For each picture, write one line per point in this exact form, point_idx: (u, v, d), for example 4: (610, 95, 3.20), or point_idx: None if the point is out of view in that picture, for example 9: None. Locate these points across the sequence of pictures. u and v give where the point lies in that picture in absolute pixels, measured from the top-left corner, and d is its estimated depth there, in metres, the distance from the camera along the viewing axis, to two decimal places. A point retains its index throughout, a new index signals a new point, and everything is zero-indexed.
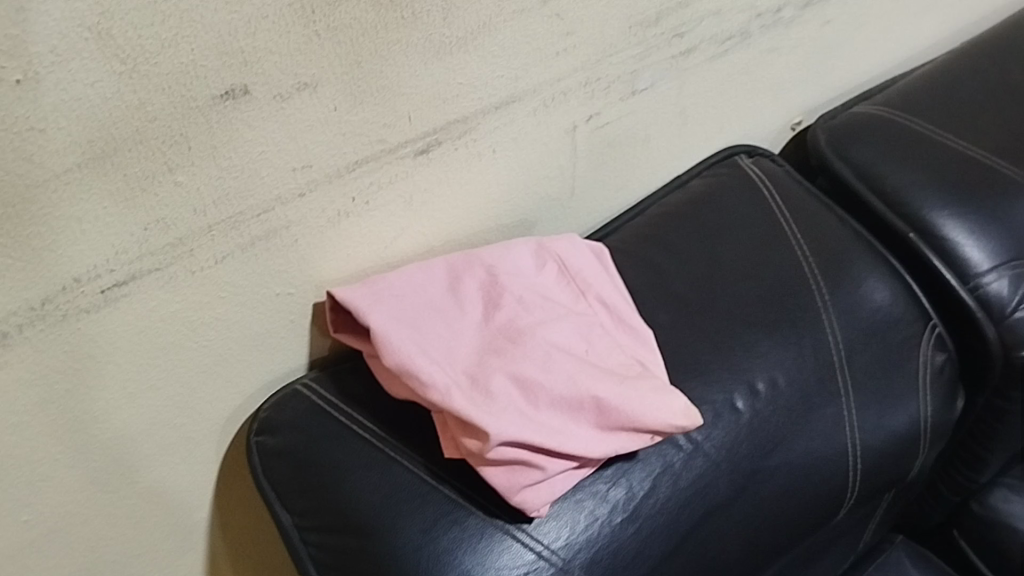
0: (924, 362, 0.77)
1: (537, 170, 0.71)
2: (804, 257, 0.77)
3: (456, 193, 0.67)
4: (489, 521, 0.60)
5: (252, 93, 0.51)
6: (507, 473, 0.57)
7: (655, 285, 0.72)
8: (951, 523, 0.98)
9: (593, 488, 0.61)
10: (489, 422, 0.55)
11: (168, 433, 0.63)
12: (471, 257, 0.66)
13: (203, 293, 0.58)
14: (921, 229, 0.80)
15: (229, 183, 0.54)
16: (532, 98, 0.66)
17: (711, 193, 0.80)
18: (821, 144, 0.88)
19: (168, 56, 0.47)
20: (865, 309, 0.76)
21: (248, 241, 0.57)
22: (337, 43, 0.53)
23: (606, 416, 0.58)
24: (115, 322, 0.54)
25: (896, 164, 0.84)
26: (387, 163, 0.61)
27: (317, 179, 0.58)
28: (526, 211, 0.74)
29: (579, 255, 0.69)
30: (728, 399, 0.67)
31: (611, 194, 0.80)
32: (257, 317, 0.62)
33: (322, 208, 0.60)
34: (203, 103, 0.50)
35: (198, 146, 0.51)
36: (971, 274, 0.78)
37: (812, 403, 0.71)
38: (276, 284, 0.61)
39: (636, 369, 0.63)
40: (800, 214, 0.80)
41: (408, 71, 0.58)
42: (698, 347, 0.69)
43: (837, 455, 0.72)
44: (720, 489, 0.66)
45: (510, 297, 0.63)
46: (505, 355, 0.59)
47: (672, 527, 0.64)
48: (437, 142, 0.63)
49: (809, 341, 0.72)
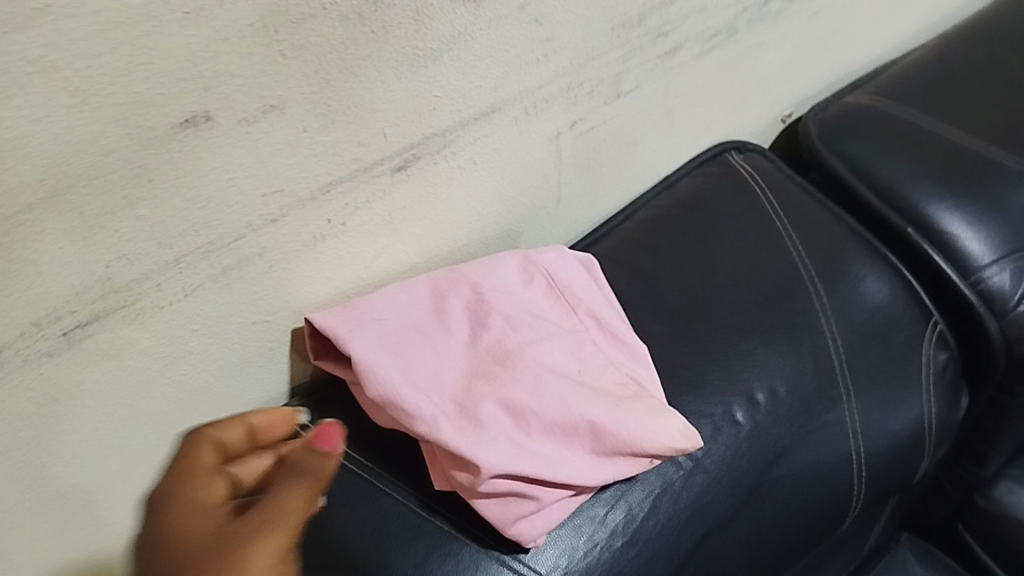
0: (927, 362, 0.75)
1: (520, 180, 0.68)
2: (801, 259, 0.74)
3: (438, 209, 0.64)
4: (484, 553, 0.57)
5: (215, 119, 0.48)
6: (501, 505, 0.55)
7: (646, 295, 0.70)
8: (956, 517, 0.96)
9: (590, 512, 0.60)
10: (480, 454, 0.53)
11: (144, 471, 0.61)
12: (455, 274, 0.63)
13: (173, 327, 0.55)
14: (918, 224, 0.78)
15: (196, 214, 0.51)
16: (512, 107, 0.63)
17: (702, 194, 0.78)
18: (812, 136, 0.85)
19: (121, 86, 0.44)
20: (865, 312, 0.74)
21: (218, 271, 0.55)
22: (304, 63, 0.50)
23: (603, 441, 0.56)
24: (81, 362, 0.52)
25: (891, 156, 0.81)
26: (362, 182, 0.58)
27: (289, 204, 0.55)
28: (512, 222, 0.71)
29: (568, 267, 0.66)
30: (727, 412, 0.65)
31: (599, 199, 0.77)
32: (232, 348, 0.60)
33: (295, 233, 0.57)
34: (162, 132, 0.47)
35: (160, 177, 0.48)
36: (972, 269, 0.76)
37: (815, 410, 0.68)
38: (250, 312, 0.59)
39: (632, 390, 0.60)
40: (795, 213, 0.77)
41: (381, 87, 0.55)
42: (694, 358, 0.67)
43: (842, 462, 0.70)
44: (723, 508, 0.64)
45: (498, 317, 0.61)
46: (495, 380, 0.57)
47: (674, 549, 0.62)
48: (415, 158, 0.60)
49: (808, 346, 0.70)
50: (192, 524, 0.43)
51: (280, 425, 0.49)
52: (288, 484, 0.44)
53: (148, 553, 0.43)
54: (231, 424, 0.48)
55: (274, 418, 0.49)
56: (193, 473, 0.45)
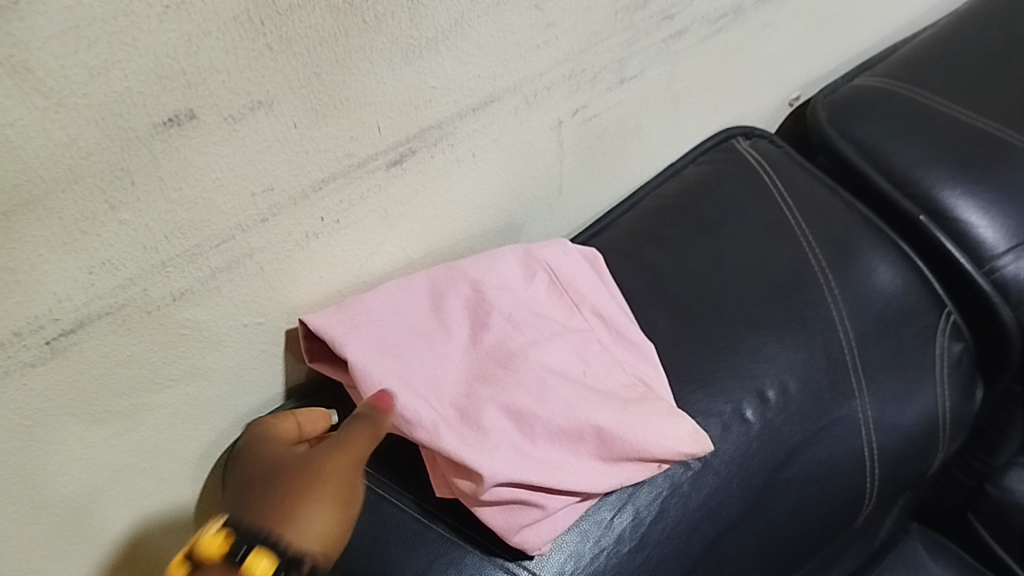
0: (941, 353, 0.72)
1: (521, 172, 0.66)
2: (811, 250, 0.72)
3: (436, 203, 0.62)
4: (487, 561, 0.56)
5: (199, 117, 0.46)
6: (505, 513, 0.53)
7: (652, 288, 0.68)
8: (966, 506, 0.94)
9: (596, 517, 0.58)
10: (482, 462, 0.51)
11: (136, 478, 0.59)
12: (454, 271, 0.61)
13: (162, 332, 0.53)
14: (931, 211, 0.76)
15: (182, 216, 0.49)
16: (512, 96, 0.60)
17: (707, 182, 0.75)
18: (821, 120, 0.82)
19: (99, 86, 0.41)
20: (878, 303, 0.71)
21: (208, 274, 0.52)
22: (293, 56, 0.47)
23: (609, 446, 0.54)
24: (66, 372, 0.49)
25: (902, 141, 0.79)
26: (356, 178, 0.55)
27: (280, 203, 0.53)
28: (513, 214, 0.68)
29: (572, 262, 0.64)
30: (737, 409, 0.63)
31: (602, 188, 0.74)
32: (224, 351, 0.57)
33: (287, 232, 0.54)
34: (144, 133, 0.44)
35: (143, 179, 0.46)
36: (988, 257, 0.74)
37: (826, 405, 0.67)
38: (242, 314, 0.56)
39: (639, 391, 0.58)
40: (804, 201, 0.75)
41: (375, 79, 0.52)
42: (702, 354, 0.65)
43: (854, 459, 0.68)
44: (732, 508, 0.62)
45: (498, 316, 0.58)
46: (496, 383, 0.55)
47: (683, 552, 0.60)
48: (410, 151, 0.57)
49: (819, 339, 0.68)
50: (284, 457, 0.52)
51: (318, 421, 0.57)
52: (352, 430, 0.50)
53: (244, 478, 0.51)
54: (282, 420, 0.56)
55: (314, 415, 0.57)
56: (278, 437, 0.55)
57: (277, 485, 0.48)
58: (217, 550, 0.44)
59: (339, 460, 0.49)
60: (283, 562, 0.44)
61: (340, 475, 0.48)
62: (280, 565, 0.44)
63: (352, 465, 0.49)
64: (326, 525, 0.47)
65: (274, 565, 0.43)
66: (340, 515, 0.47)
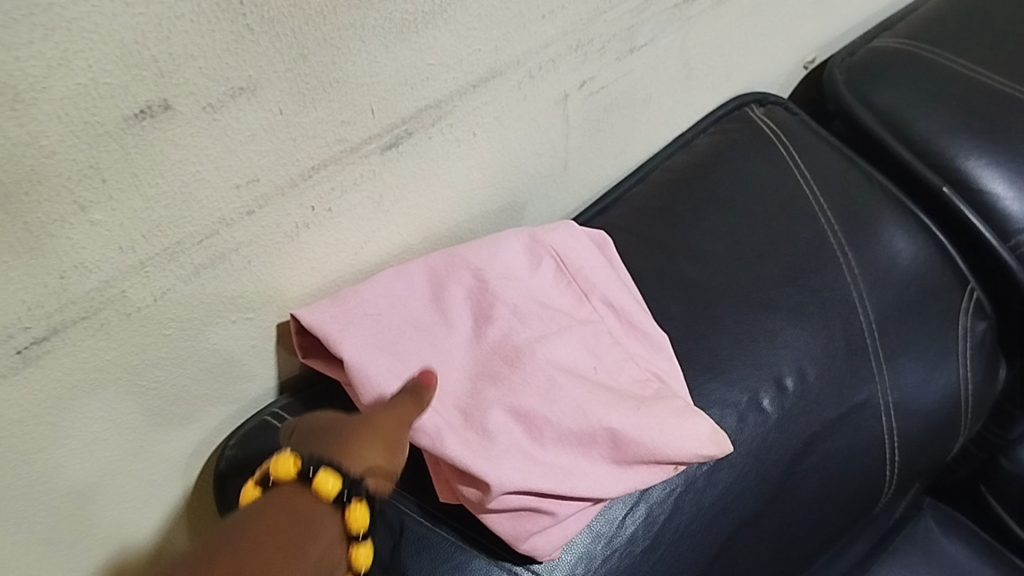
0: (964, 332, 0.70)
1: (524, 149, 0.62)
2: (830, 226, 0.68)
3: (434, 186, 0.58)
4: (494, 565, 0.53)
5: (174, 107, 0.41)
6: (513, 520, 0.50)
7: (665, 270, 0.64)
8: (978, 478, 0.91)
9: (609, 514, 0.55)
10: (490, 471, 0.48)
11: (123, 482, 0.55)
12: (454, 258, 0.57)
13: (144, 334, 0.49)
14: (954, 181, 0.72)
15: (161, 213, 0.45)
16: (515, 70, 0.56)
17: (720, 154, 0.71)
18: (838, 84, 0.78)
19: (59, 79, 0.37)
20: (899, 281, 0.68)
21: (191, 271, 0.48)
22: (276, 37, 0.43)
23: (623, 449, 0.51)
24: (40, 382, 0.46)
25: (924, 107, 0.74)
26: (349, 163, 0.51)
27: (266, 194, 0.49)
28: (515, 193, 0.64)
29: (580, 246, 0.60)
30: (753, 399, 0.60)
31: (609, 161, 0.70)
32: (211, 349, 0.54)
33: (275, 223, 0.50)
34: (114, 127, 0.40)
35: (115, 176, 0.41)
36: (1012, 232, 0.70)
37: (845, 389, 0.64)
38: (230, 310, 0.53)
39: (653, 387, 0.55)
40: (822, 173, 0.71)
41: (367, 58, 0.48)
42: (717, 340, 0.61)
43: (872, 446, 0.66)
44: (748, 503, 0.60)
45: (503, 309, 0.55)
46: (502, 383, 0.52)
47: (697, 550, 0.58)
48: (407, 133, 0.53)
49: (838, 321, 0.65)
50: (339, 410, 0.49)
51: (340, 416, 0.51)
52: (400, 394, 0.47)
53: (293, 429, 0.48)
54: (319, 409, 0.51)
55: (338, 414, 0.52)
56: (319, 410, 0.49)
57: (334, 426, 0.46)
58: (291, 470, 0.42)
59: (389, 410, 0.46)
60: (348, 484, 0.42)
61: (390, 425, 0.45)
62: (346, 488, 0.41)
63: (403, 421, 0.46)
64: (378, 462, 0.44)
65: (342, 487, 0.41)
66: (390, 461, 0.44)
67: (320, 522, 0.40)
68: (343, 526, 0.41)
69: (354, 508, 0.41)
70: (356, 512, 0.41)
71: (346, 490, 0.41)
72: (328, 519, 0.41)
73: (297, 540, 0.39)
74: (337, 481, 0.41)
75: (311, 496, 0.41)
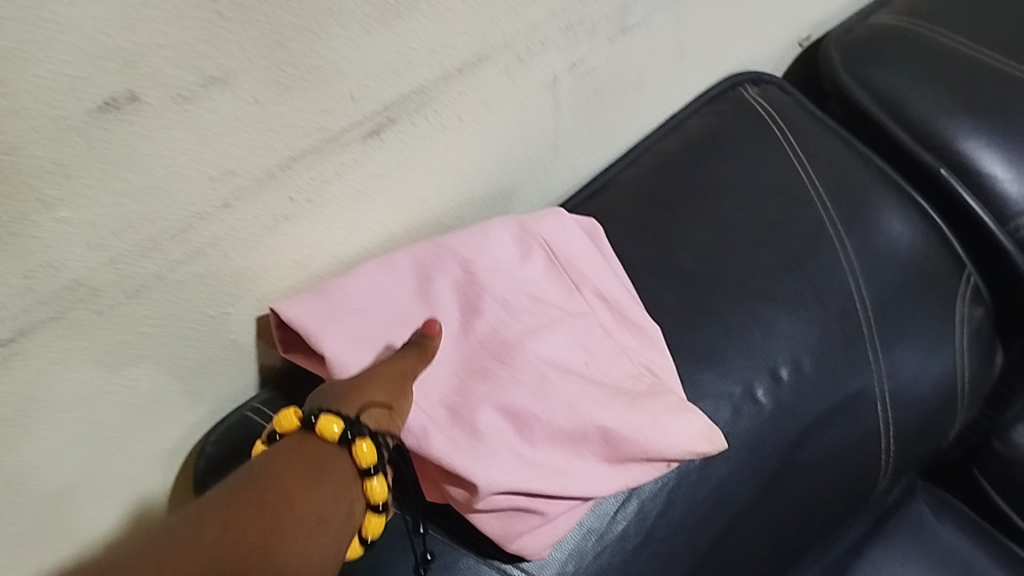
0: (962, 318, 0.69)
1: (513, 134, 0.60)
2: (826, 211, 0.67)
3: (419, 175, 0.56)
4: (484, 563, 0.51)
5: (142, 99, 0.39)
6: (502, 519, 0.49)
7: (658, 258, 0.62)
8: (970, 461, 0.90)
9: (601, 509, 0.54)
10: (478, 472, 0.47)
11: (101, 482, 0.52)
12: (440, 247, 0.54)
13: (119, 331, 0.46)
14: (952, 163, 0.70)
15: (131, 209, 0.42)
16: (503, 54, 0.54)
17: (714, 135, 0.69)
18: (835, 62, 0.76)
19: (16, 72, 0.35)
20: (896, 266, 0.67)
21: (166, 267, 0.46)
22: (250, 23, 0.41)
23: (614, 447, 0.50)
24: (6, 386, 0.43)
25: (922, 86, 0.73)
26: (330, 153, 0.49)
27: (243, 186, 0.46)
28: (503, 179, 0.62)
29: (570, 236, 0.58)
30: (747, 389, 0.59)
31: (600, 144, 0.68)
32: (189, 345, 0.51)
33: (254, 217, 0.48)
34: (77, 121, 0.37)
35: (80, 172, 0.39)
36: (1011, 214, 0.69)
37: (840, 378, 0.62)
38: (207, 306, 0.50)
39: (646, 382, 0.54)
40: (817, 156, 0.70)
41: (347, 44, 0.46)
42: (711, 330, 0.60)
43: (866, 436, 0.65)
44: (743, 496, 0.58)
45: (491, 302, 0.53)
46: (491, 379, 0.50)
47: (690, 545, 0.56)
48: (390, 120, 0.51)
49: (834, 309, 0.63)
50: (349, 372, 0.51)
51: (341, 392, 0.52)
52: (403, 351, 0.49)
53: None
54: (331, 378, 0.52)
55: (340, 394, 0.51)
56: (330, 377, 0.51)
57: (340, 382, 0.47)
58: (295, 421, 0.44)
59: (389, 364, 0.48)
60: (350, 425, 0.43)
61: (392, 375, 0.47)
62: (348, 429, 0.43)
63: (404, 371, 0.47)
64: (380, 403, 0.45)
65: (344, 428, 0.43)
66: (393, 406, 0.45)
67: (331, 462, 0.43)
68: (354, 462, 0.43)
69: (358, 445, 0.43)
70: (361, 448, 0.43)
71: (348, 430, 0.43)
72: (340, 460, 0.43)
73: (312, 480, 0.41)
74: (341, 423, 0.43)
75: (319, 442, 0.43)
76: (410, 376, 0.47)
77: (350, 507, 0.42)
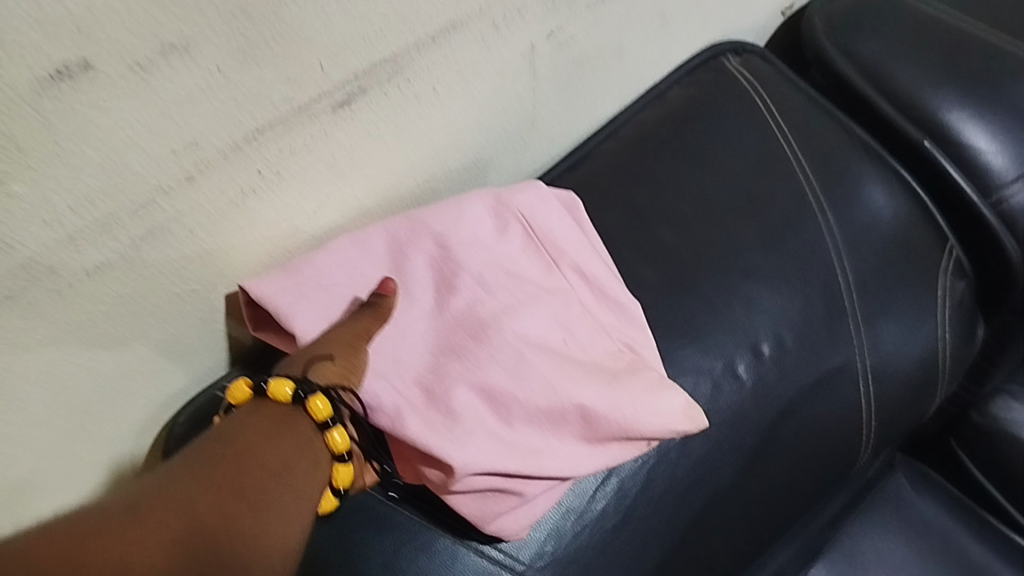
0: (944, 291, 0.68)
1: (489, 105, 0.58)
2: (809, 184, 0.66)
3: (391, 147, 0.54)
4: (460, 544, 0.50)
5: (96, 67, 0.37)
6: (479, 500, 0.48)
7: (638, 232, 0.61)
8: (948, 432, 0.90)
9: (580, 487, 0.53)
10: (454, 453, 0.45)
11: (66, 465, 0.50)
12: (415, 221, 0.52)
13: (80, 309, 0.44)
14: (935, 134, 0.69)
15: (89, 183, 0.40)
16: (478, 22, 0.53)
17: (695, 106, 0.68)
18: (818, 32, 0.75)
19: None
20: (879, 239, 0.66)
21: (128, 244, 0.44)
22: None
23: (594, 426, 0.49)
24: None
25: (906, 56, 0.72)
26: (299, 124, 0.47)
27: (208, 158, 0.44)
28: (479, 151, 0.61)
29: (548, 209, 0.57)
30: (729, 365, 0.58)
31: (579, 115, 0.67)
32: (155, 324, 0.49)
33: (219, 190, 0.46)
34: (27, 91, 0.35)
35: (33, 145, 0.37)
36: (995, 187, 0.68)
37: (822, 353, 0.62)
38: (173, 283, 0.48)
39: (627, 358, 0.53)
40: (800, 128, 0.69)
41: (315, 10, 0.44)
42: (692, 306, 0.59)
43: (848, 411, 0.64)
44: (723, 473, 0.58)
45: (468, 278, 0.52)
46: (467, 358, 0.49)
47: (671, 523, 0.56)
48: (361, 90, 0.49)
49: (817, 283, 0.62)
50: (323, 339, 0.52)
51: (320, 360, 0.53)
52: (358, 313, 0.49)
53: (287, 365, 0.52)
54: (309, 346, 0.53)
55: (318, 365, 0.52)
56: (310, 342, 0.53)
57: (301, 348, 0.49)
58: (245, 391, 0.47)
59: (342, 328, 0.48)
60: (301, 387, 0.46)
61: (344, 338, 0.47)
62: (300, 389, 0.46)
63: (356, 330, 0.48)
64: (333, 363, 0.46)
65: (295, 389, 0.46)
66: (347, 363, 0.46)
67: (291, 420, 0.46)
68: (313, 419, 0.46)
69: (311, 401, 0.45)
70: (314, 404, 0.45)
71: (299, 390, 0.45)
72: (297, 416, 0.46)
73: (273, 436, 0.45)
74: (291, 385, 0.46)
75: (274, 404, 0.46)
76: (362, 335, 0.47)
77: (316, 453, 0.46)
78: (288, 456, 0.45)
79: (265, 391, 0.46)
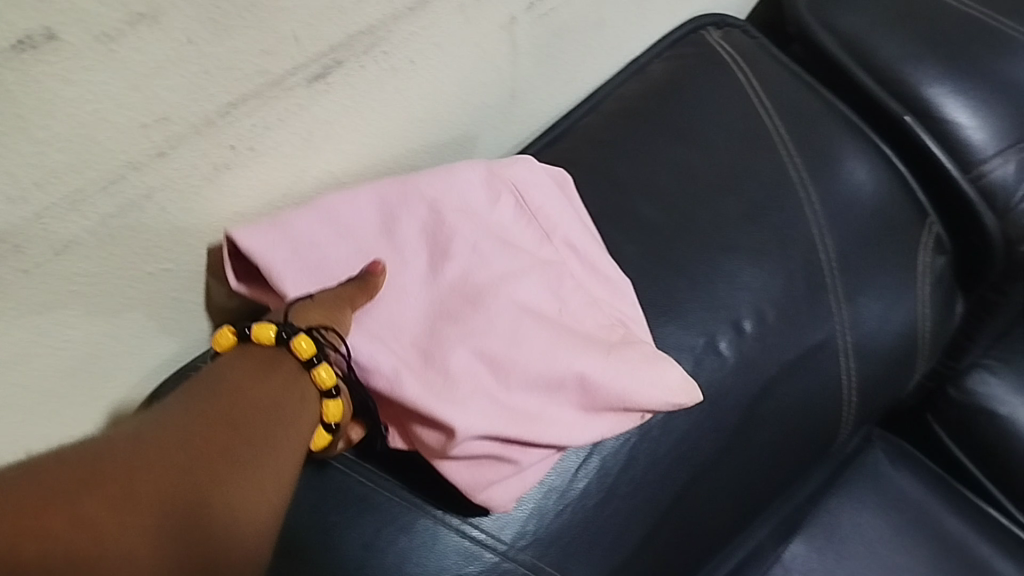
0: (924, 267, 0.68)
1: (468, 78, 0.57)
2: (791, 158, 0.65)
3: (369, 120, 0.53)
4: (442, 524, 0.49)
5: (61, 37, 0.35)
6: (472, 467, 0.47)
7: (620, 208, 0.60)
8: (925, 407, 0.91)
9: (562, 466, 0.52)
10: (454, 416, 0.45)
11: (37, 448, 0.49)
12: (407, 184, 0.51)
13: (49, 289, 0.43)
14: (917, 110, 0.69)
15: (55, 157, 0.39)
16: None
17: (676, 80, 0.67)
18: (800, 5, 0.74)
19: None
20: (860, 214, 0.66)
21: (97, 221, 0.42)
22: None
23: (592, 395, 0.48)
24: None
25: (888, 30, 0.71)
26: (273, 97, 0.46)
27: (180, 132, 0.43)
28: (458, 126, 0.60)
29: (539, 182, 0.56)
30: (710, 342, 0.57)
31: (559, 89, 0.66)
32: (128, 303, 0.48)
33: (191, 165, 0.45)
34: None
35: None
36: (975, 161, 0.68)
37: (803, 329, 0.61)
38: (145, 261, 0.47)
39: (619, 332, 0.52)
40: (782, 101, 0.68)
41: None
42: (674, 283, 0.58)
43: (829, 387, 0.64)
44: (705, 451, 0.58)
45: (463, 243, 0.50)
46: (463, 322, 0.48)
47: (652, 500, 0.56)
48: (337, 63, 0.48)
49: (798, 258, 0.62)
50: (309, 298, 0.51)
51: None
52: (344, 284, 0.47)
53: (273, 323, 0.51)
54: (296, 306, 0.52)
55: None
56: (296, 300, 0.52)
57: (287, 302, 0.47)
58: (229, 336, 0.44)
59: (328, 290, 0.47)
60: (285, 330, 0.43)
61: (332, 298, 0.46)
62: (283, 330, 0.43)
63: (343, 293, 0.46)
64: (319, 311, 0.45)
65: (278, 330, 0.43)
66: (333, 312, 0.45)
67: (275, 359, 0.43)
68: (297, 358, 0.43)
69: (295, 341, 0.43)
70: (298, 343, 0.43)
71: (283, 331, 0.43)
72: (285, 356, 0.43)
73: (259, 374, 0.42)
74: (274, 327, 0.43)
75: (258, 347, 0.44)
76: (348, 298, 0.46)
77: (303, 394, 0.43)
78: (274, 390, 0.42)
79: (250, 334, 0.44)
